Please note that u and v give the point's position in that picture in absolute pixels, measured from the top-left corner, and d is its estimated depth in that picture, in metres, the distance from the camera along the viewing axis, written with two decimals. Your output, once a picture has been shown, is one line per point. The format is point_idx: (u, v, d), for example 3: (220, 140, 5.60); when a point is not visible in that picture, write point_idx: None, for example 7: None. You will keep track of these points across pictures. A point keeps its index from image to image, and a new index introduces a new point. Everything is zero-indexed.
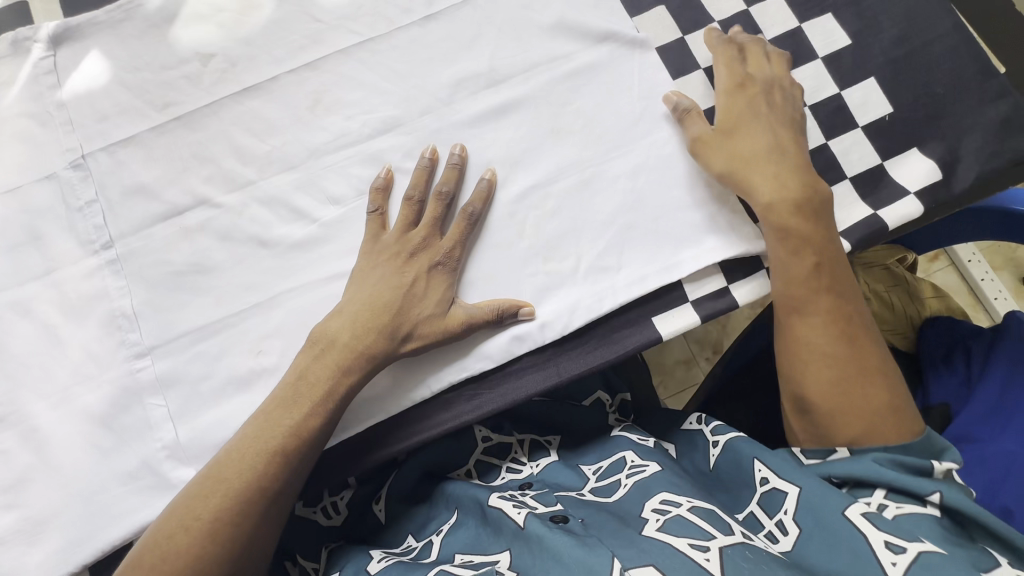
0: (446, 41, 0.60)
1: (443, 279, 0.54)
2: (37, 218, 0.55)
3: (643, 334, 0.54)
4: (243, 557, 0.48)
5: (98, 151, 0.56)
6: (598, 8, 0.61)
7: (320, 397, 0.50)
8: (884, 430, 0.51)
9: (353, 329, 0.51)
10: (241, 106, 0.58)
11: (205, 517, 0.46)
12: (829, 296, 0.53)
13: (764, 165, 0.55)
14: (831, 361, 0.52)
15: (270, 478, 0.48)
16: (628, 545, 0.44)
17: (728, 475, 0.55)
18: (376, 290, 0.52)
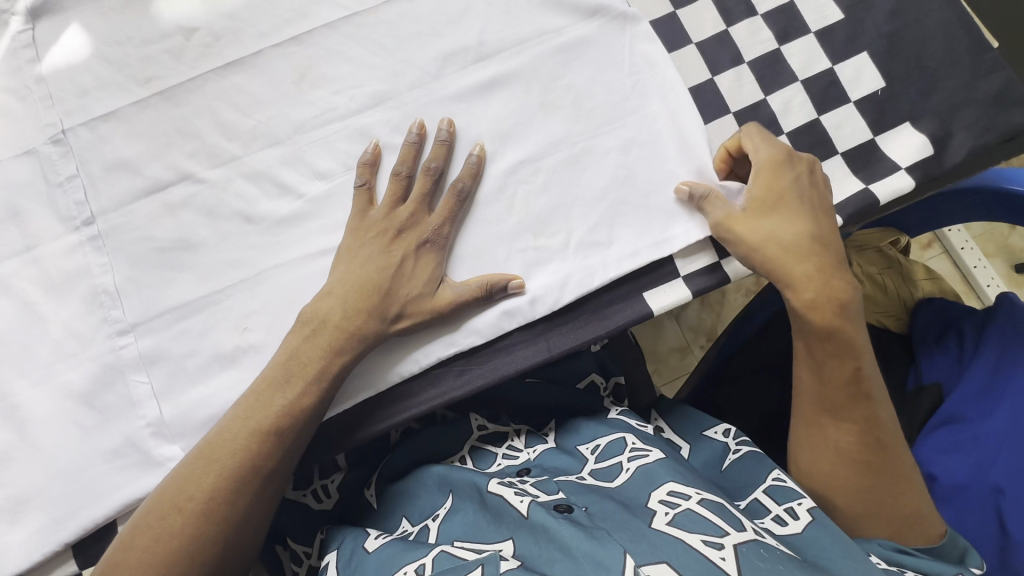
0: (435, 15, 0.59)
1: (432, 258, 0.53)
2: (16, 193, 0.54)
3: (634, 309, 0.54)
4: (236, 537, 0.47)
5: (78, 126, 0.55)
6: None
7: (312, 376, 0.49)
8: (906, 535, 0.53)
9: (344, 308, 0.50)
10: (225, 80, 0.57)
11: (199, 498, 0.46)
12: (865, 403, 0.54)
13: (805, 259, 0.53)
14: (860, 466, 0.54)
15: (263, 454, 0.48)
16: (639, 541, 0.44)
17: (739, 478, 0.57)
18: (365, 269, 0.52)
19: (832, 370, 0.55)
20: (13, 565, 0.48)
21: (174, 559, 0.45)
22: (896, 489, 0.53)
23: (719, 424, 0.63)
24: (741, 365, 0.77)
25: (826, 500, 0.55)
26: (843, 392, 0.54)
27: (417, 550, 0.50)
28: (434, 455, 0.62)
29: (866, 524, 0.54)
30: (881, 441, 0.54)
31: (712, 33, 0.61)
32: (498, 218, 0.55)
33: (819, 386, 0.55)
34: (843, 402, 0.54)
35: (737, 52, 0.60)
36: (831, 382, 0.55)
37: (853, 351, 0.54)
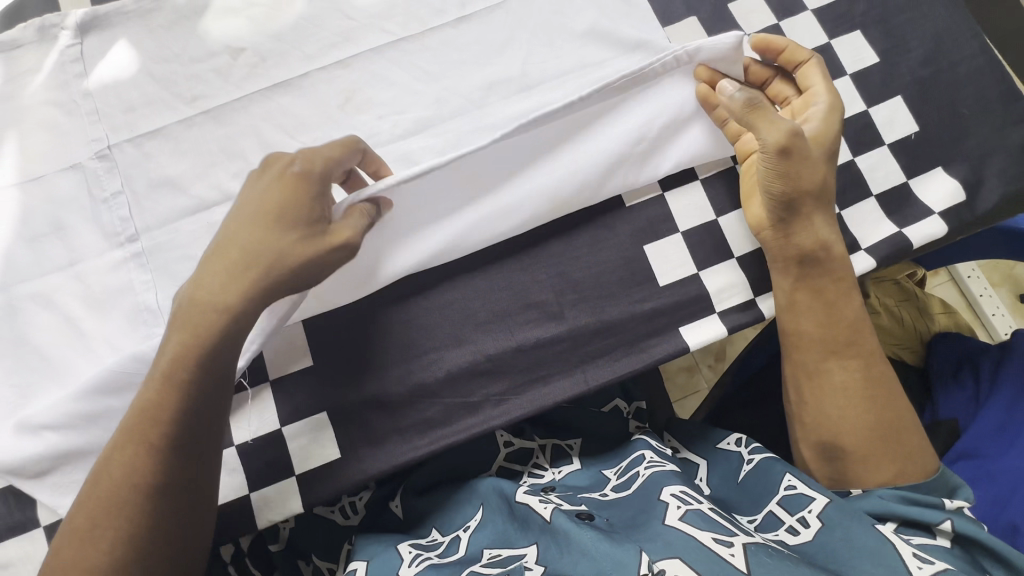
0: (478, 44, 0.60)
1: (298, 184, 0.45)
2: (61, 209, 0.54)
3: (670, 345, 0.54)
4: (124, 568, 0.41)
5: (124, 143, 0.56)
6: (630, 16, 0.61)
7: (171, 369, 0.43)
8: (912, 472, 0.51)
9: (202, 287, 0.44)
10: (271, 101, 0.57)
11: (79, 520, 0.42)
12: (865, 341, 0.54)
13: (820, 192, 0.53)
14: (869, 405, 0.52)
15: (129, 466, 0.42)
16: (653, 539, 0.46)
17: (756, 486, 0.54)
18: (240, 224, 0.45)
19: (839, 311, 0.53)
20: None
21: None
22: (900, 430, 0.52)
23: (731, 434, 0.60)
24: (756, 388, 0.76)
25: (835, 450, 0.53)
26: (847, 330, 0.53)
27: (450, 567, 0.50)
28: (457, 473, 0.63)
29: (871, 469, 0.52)
30: (883, 377, 0.53)
31: None
32: (537, 248, 0.56)
33: (825, 331, 0.53)
34: (845, 345, 0.53)
35: None
36: (837, 323, 0.53)
37: (851, 291, 0.54)
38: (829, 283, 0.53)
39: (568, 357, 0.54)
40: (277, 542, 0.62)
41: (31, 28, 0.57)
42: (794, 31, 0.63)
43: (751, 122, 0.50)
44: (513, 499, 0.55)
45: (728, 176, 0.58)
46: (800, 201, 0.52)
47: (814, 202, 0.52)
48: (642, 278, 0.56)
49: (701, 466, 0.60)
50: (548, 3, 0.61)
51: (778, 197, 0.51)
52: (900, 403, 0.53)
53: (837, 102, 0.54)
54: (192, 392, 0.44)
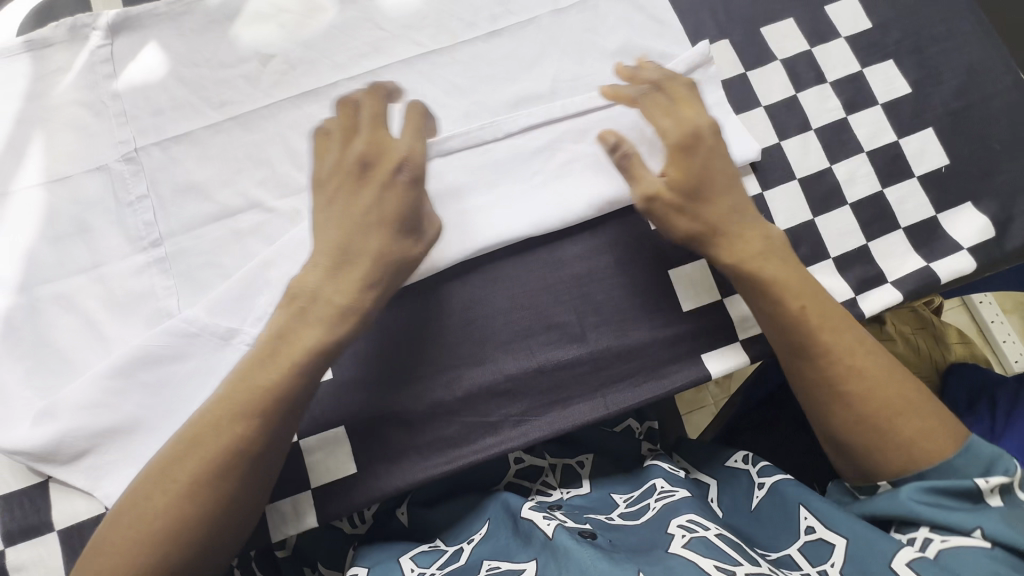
0: (509, 60, 0.60)
1: (407, 190, 0.47)
2: (86, 209, 0.54)
3: (690, 371, 0.54)
4: (224, 500, 0.43)
5: (151, 146, 0.56)
6: (662, 36, 0.61)
7: (296, 361, 0.44)
8: (925, 453, 0.47)
9: (334, 282, 0.46)
10: (299, 110, 0.57)
11: (182, 479, 0.42)
12: (832, 332, 0.49)
13: (716, 211, 0.51)
14: (852, 402, 0.48)
15: (247, 437, 0.43)
16: (654, 564, 0.42)
17: (773, 519, 0.51)
18: (344, 220, 0.47)
19: (790, 310, 0.49)
20: None
21: (178, 534, 0.42)
22: (896, 402, 0.48)
23: (738, 452, 0.58)
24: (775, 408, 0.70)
25: (837, 447, 0.50)
26: (808, 327, 0.49)
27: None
28: (465, 483, 0.62)
29: (880, 461, 0.48)
30: (858, 369, 0.48)
31: (781, 97, 0.61)
32: (557, 266, 0.55)
33: (785, 333, 0.50)
34: (799, 345, 0.49)
35: (805, 119, 0.60)
36: (785, 328, 0.50)
37: (800, 281, 0.50)
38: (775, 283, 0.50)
39: (590, 380, 0.54)
40: (284, 548, 0.62)
41: (62, 27, 0.57)
42: (827, 57, 0.62)
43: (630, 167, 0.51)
44: (518, 515, 0.52)
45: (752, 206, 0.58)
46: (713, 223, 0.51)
47: (704, 232, 0.51)
48: (666, 305, 0.55)
49: (712, 486, 0.58)
50: (580, 21, 0.61)
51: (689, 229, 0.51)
52: (885, 372, 0.49)
53: (687, 110, 0.52)
54: (314, 374, 0.45)
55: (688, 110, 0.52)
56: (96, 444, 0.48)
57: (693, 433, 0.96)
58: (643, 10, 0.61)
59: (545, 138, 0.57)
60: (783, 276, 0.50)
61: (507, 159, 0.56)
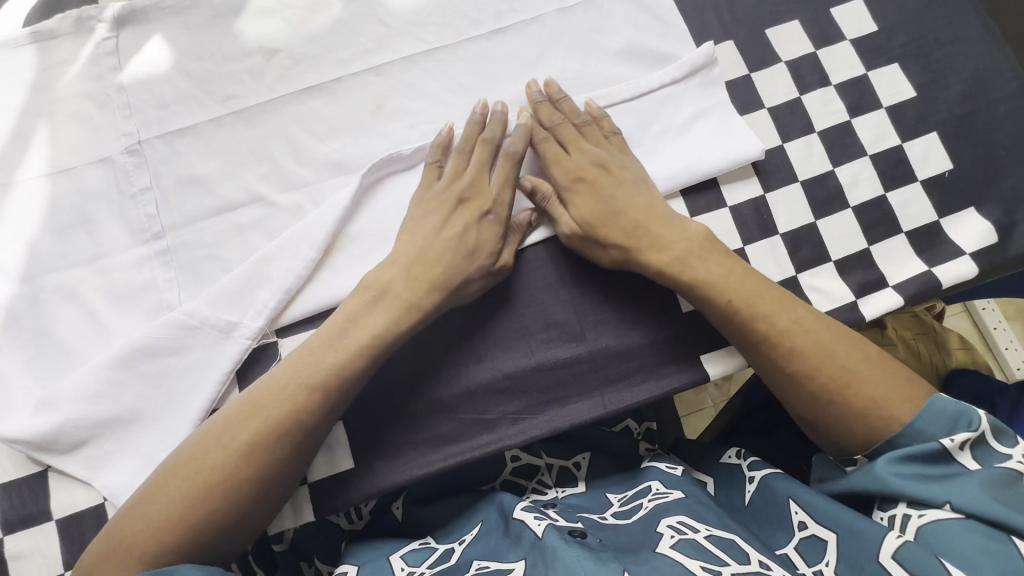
0: (514, 58, 0.60)
1: (494, 231, 0.53)
2: (89, 201, 0.54)
3: (689, 372, 0.54)
4: (272, 467, 0.45)
5: (155, 139, 0.56)
6: (666, 36, 0.61)
7: (365, 346, 0.48)
8: (880, 423, 0.47)
9: (408, 280, 0.50)
10: (303, 105, 0.57)
11: (239, 440, 0.44)
12: (768, 323, 0.50)
13: (631, 233, 0.52)
14: (801, 383, 0.49)
15: (308, 411, 0.46)
16: (640, 563, 0.42)
17: (766, 515, 0.50)
18: (427, 240, 0.51)
19: (723, 308, 0.51)
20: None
21: (217, 495, 0.43)
22: (843, 368, 0.49)
23: (733, 449, 0.59)
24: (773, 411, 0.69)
25: (808, 425, 0.51)
26: (745, 320, 0.50)
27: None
28: (461, 480, 0.62)
29: (844, 432, 0.48)
30: (796, 353, 0.49)
31: (785, 99, 0.61)
32: (558, 264, 0.55)
33: (727, 327, 0.51)
34: (745, 339, 0.51)
35: (808, 121, 0.60)
36: (726, 324, 0.51)
37: (727, 277, 0.51)
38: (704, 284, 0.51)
39: (589, 380, 0.54)
40: (281, 542, 0.62)
41: (68, 19, 0.57)
42: (831, 60, 0.62)
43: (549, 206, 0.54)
44: (510, 517, 0.53)
45: (754, 208, 0.58)
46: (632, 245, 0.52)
47: (627, 257, 0.52)
48: (665, 305, 0.55)
49: (708, 484, 0.58)
50: (585, 20, 0.61)
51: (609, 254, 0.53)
52: (826, 343, 0.49)
53: (579, 154, 0.55)
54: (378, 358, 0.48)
55: (582, 151, 0.55)
56: (95, 434, 0.48)
57: (692, 435, 0.95)
58: (648, 11, 0.61)
59: None
60: (711, 276, 0.51)
61: None
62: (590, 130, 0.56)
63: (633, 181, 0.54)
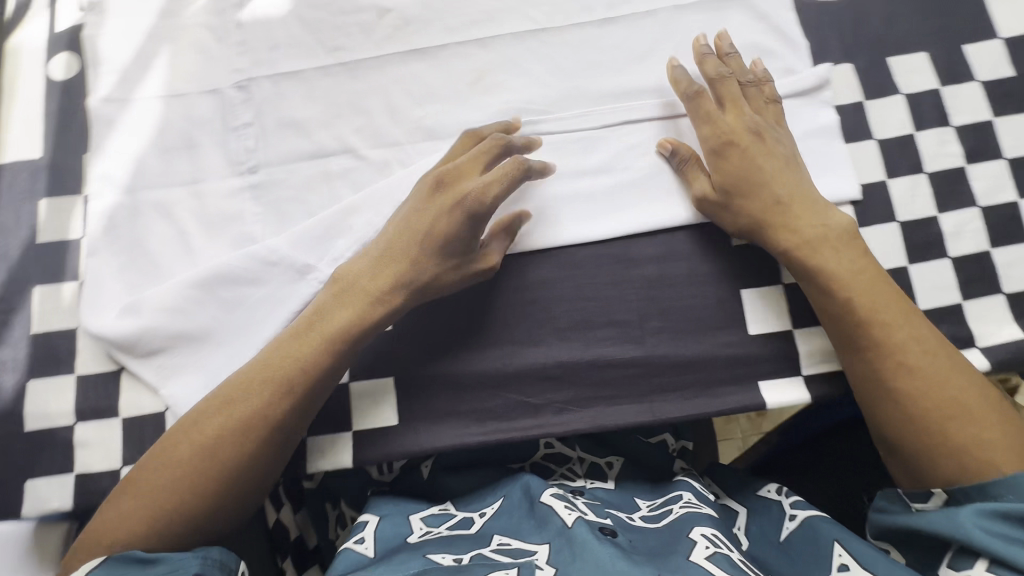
0: (619, 50, 0.59)
1: (464, 219, 0.49)
2: (195, 127, 0.57)
3: (747, 396, 0.52)
4: (244, 464, 0.46)
5: (263, 78, 0.58)
6: (782, 49, 0.58)
7: (330, 337, 0.48)
8: (976, 460, 0.45)
9: (376, 273, 0.50)
10: (405, 66, 0.58)
11: (207, 435, 0.46)
12: (884, 326, 0.48)
13: (764, 206, 0.51)
14: (902, 395, 0.47)
15: (274, 405, 0.46)
16: (674, 571, 0.42)
17: (805, 558, 0.49)
18: (399, 231, 0.50)
19: (838, 300, 0.49)
20: (102, 467, 0.50)
21: (190, 490, 0.45)
22: (949, 394, 0.46)
23: (772, 484, 0.57)
24: (817, 451, 0.66)
25: (892, 448, 0.48)
26: (859, 319, 0.48)
27: (458, 546, 0.49)
28: (492, 456, 0.62)
29: (934, 463, 0.46)
30: (904, 363, 0.47)
31: (897, 133, 0.58)
32: (627, 261, 0.55)
33: (836, 323, 0.50)
34: (852, 341, 0.49)
35: (918, 160, 0.57)
36: (837, 320, 0.49)
37: (853, 275, 0.49)
38: (825, 275, 0.50)
39: (640, 385, 0.53)
40: (311, 480, 0.66)
41: None
42: (956, 99, 0.58)
43: (688, 169, 0.54)
44: (536, 499, 0.52)
45: None
46: (766, 225, 0.51)
47: (753, 230, 0.52)
48: (733, 323, 0.54)
49: (741, 515, 0.56)
50: (698, 22, 0.59)
51: (736, 230, 0.53)
52: (936, 367, 0.47)
53: (735, 114, 0.54)
54: (346, 357, 0.48)
55: (738, 113, 0.54)
56: (168, 345, 0.51)
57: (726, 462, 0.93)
58: (765, 21, 0.59)
59: (636, 136, 0.57)
60: (830, 269, 0.50)
61: (601, 153, 0.56)
62: (752, 93, 0.55)
63: (785, 161, 0.53)
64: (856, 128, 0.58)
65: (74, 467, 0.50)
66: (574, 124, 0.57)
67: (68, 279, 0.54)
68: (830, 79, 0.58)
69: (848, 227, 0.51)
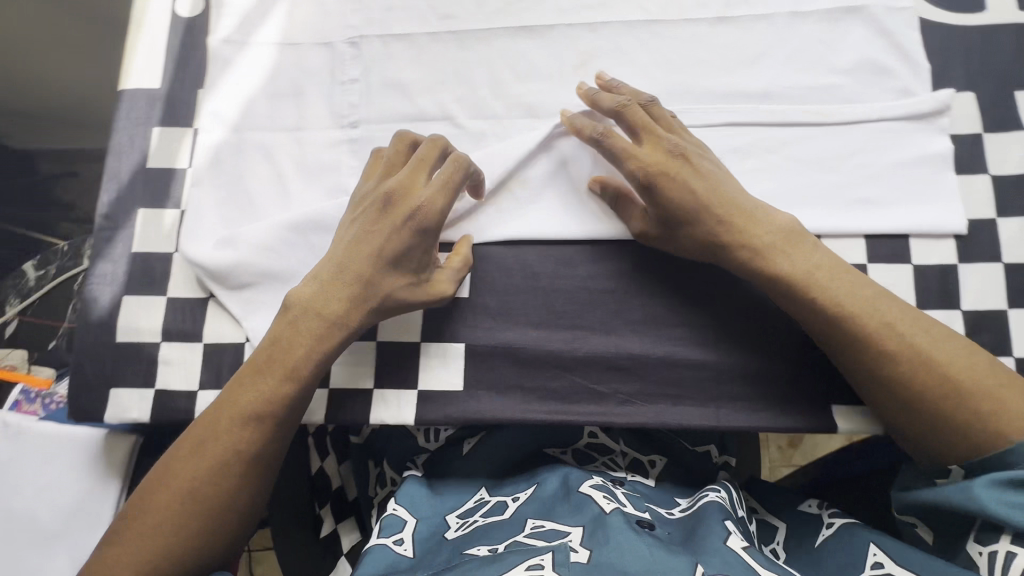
0: (729, 50, 0.58)
1: (416, 237, 0.49)
2: (305, 77, 0.59)
3: (815, 417, 0.51)
4: (223, 502, 0.47)
5: (374, 37, 0.59)
6: (901, 70, 0.56)
7: (288, 371, 0.48)
8: (981, 430, 0.45)
9: (327, 296, 0.49)
10: (513, 42, 0.59)
11: (184, 479, 0.47)
12: (867, 330, 0.46)
13: (720, 225, 0.49)
14: (897, 390, 0.46)
15: (244, 440, 0.48)
16: (710, 556, 0.43)
17: (836, 557, 0.48)
18: (348, 250, 0.50)
19: (815, 311, 0.47)
20: (180, 386, 0.53)
21: (173, 535, 0.46)
22: (940, 367, 0.46)
23: (813, 500, 0.56)
24: (893, 481, 0.61)
25: (904, 435, 0.48)
26: (840, 327, 0.47)
27: (498, 535, 0.49)
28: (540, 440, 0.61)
29: (946, 441, 0.46)
30: (891, 354, 0.46)
31: (1013, 171, 0.55)
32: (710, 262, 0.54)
33: (818, 333, 0.48)
34: (844, 349, 0.47)
35: None
36: (821, 331, 0.48)
37: (830, 284, 0.47)
38: (801, 284, 0.47)
39: (707, 388, 0.52)
40: (358, 436, 0.70)
41: None
42: None
43: (625, 203, 0.53)
44: (574, 488, 0.52)
45: (941, 275, 0.53)
46: (731, 245, 0.49)
47: (711, 248, 0.49)
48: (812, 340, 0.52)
49: (780, 529, 0.55)
50: (816, 31, 0.57)
51: (698, 254, 0.50)
52: (922, 346, 0.46)
53: (653, 145, 0.50)
54: (309, 389, 0.49)
55: (656, 134, 0.51)
56: (257, 281, 0.53)
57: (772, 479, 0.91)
58: (888, 37, 0.57)
59: (736, 140, 0.56)
60: (800, 278, 0.47)
61: None
62: (660, 115, 0.52)
63: (732, 189, 0.50)
64: (969, 160, 0.56)
65: (155, 383, 0.53)
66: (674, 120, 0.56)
67: (170, 206, 0.57)
68: (950, 106, 0.55)
69: (797, 226, 0.49)
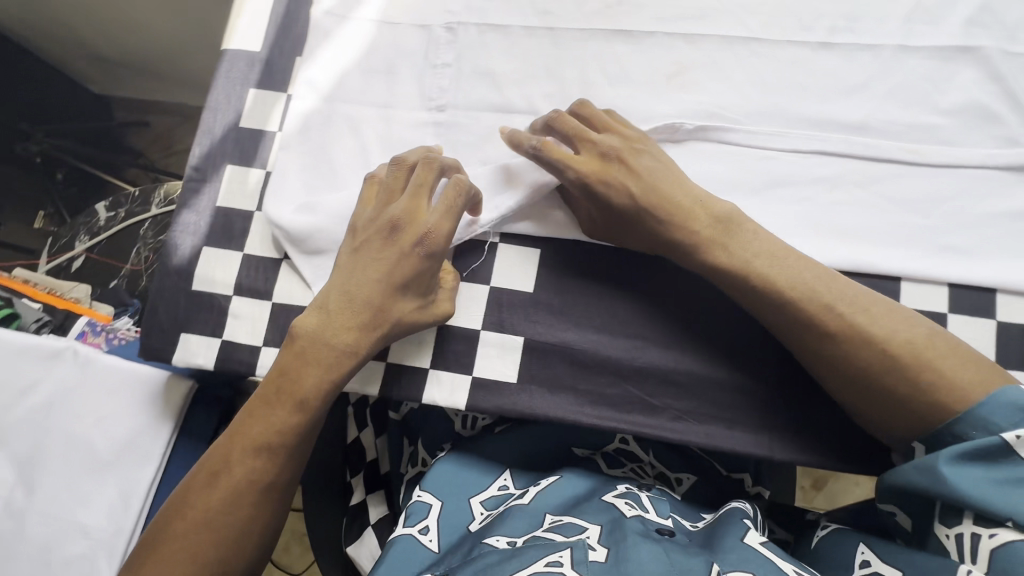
0: (828, 77, 0.56)
1: (419, 266, 0.48)
2: (399, 57, 0.60)
3: (872, 461, 0.50)
4: (238, 535, 0.45)
5: (470, 25, 0.60)
6: (1011, 117, 0.54)
7: (301, 395, 0.47)
8: (928, 406, 0.43)
9: (332, 325, 0.47)
10: (608, 45, 0.59)
11: (198, 511, 0.44)
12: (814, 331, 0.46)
13: (664, 220, 0.49)
14: (849, 384, 0.46)
15: (258, 467, 0.46)
16: (728, 552, 0.41)
17: (829, 558, 0.45)
18: (353, 282, 0.48)
19: (760, 300, 0.47)
20: (246, 339, 0.55)
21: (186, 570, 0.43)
22: (879, 344, 0.44)
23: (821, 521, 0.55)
24: None
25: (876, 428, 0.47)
26: (786, 320, 0.47)
27: (513, 523, 0.47)
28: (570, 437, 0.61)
29: (906, 422, 0.44)
30: (830, 338, 0.45)
31: None
32: None
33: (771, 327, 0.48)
34: (799, 346, 0.47)
35: None
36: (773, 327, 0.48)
37: (773, 274, 0.47)
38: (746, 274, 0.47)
39: (759, 418, 0.51)
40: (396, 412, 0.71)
41: None
42: None
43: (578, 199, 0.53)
44: (597, 493, 0.50)
45: None
46: (678, 236, 0.49)
47: (661, 239, 0.50)
48: None
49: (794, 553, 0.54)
50: (923, 68, 0.56)
51: (652, 246, 0.51)
52: (866, 327, 0.45)
53: (587, 150, 0.51)
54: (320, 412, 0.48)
55: (590, 138, 0.51)
56: (331, 249, 0.55)
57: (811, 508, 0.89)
58: (1001, 82, 0.55)
59: (824, 169, 0.54)
60: (737, 268, 0.47)
61: (781, 176, 0.55)
62: (598, 118, 0.52)
63: (690, 197, 0.49)
64: None
65: (222, 333, 0.55)
66: (762, 142, 0.55)
67: (256, 166, 0.59)
68: None
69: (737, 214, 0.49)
